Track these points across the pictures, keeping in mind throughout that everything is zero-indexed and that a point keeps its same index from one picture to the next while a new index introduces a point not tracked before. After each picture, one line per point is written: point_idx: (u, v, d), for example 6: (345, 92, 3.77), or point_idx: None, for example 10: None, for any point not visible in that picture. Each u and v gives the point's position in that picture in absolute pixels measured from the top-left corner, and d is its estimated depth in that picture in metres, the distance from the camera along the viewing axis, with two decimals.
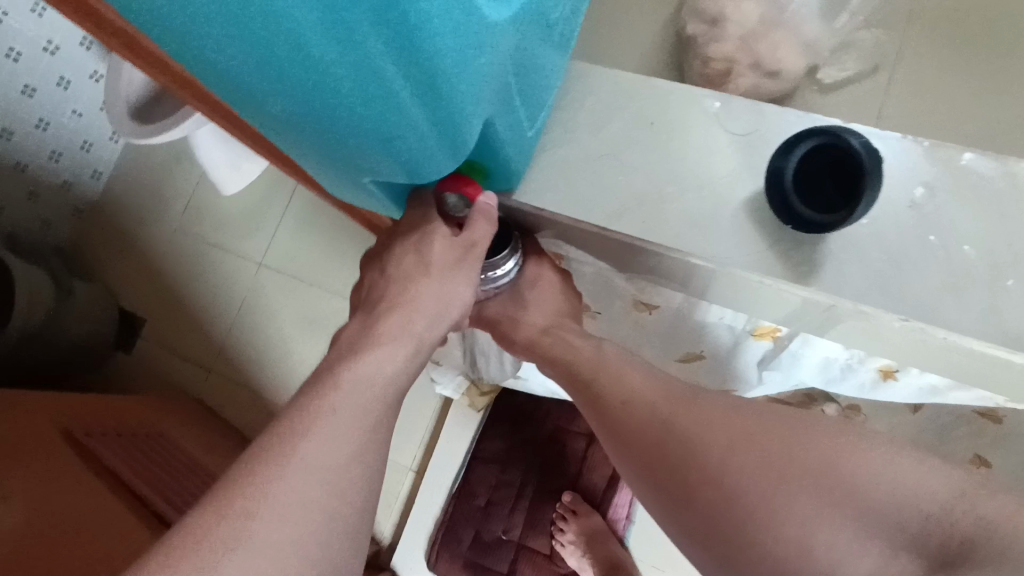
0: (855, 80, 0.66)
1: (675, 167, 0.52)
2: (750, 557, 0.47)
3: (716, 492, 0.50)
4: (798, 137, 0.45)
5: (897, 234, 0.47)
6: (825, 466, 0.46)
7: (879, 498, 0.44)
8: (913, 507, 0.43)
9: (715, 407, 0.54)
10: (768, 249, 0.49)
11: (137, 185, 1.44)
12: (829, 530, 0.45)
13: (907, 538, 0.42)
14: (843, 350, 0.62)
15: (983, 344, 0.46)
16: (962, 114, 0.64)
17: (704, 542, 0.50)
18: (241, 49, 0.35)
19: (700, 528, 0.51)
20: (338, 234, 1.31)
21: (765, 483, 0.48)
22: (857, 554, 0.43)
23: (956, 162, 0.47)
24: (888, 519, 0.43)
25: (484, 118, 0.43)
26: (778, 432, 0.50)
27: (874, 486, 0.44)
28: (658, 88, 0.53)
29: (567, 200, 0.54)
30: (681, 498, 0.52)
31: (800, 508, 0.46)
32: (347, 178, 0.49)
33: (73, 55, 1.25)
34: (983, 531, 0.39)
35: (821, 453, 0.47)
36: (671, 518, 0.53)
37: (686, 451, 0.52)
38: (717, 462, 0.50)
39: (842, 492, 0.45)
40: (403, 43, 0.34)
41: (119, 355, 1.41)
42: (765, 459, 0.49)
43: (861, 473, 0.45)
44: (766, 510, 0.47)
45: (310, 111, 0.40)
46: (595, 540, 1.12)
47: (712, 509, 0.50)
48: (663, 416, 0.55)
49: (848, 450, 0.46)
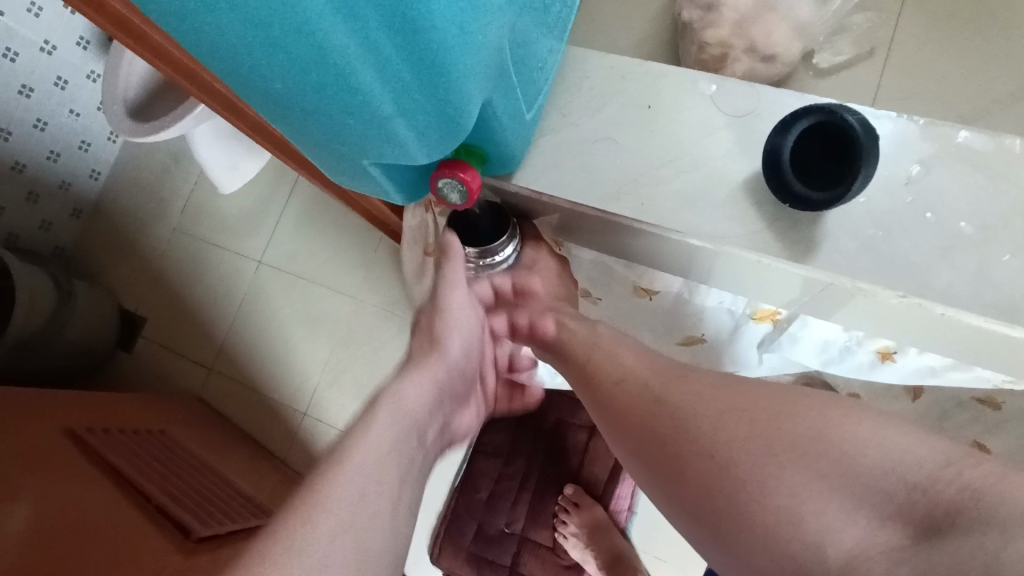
0: (851, 63, 0.67)
1: (673, 148, 0.52)
2: (740, 527, 0.49)
3: (710, 464, 0.51)
4: (795, 115, 0.46)
5: (892, 210, 0.48)
6: (815, 436, 0.47)
7: (867, 464, 0.45)
8: (901, 475, 0.44)
9: (704, 382, 0.55)
10: (767, 228, 0.50)
11: (136, 185, 1.44)
12: (818, 498, 0.46)
13: (893, 507, 0.44)
14: (841, 331, 0.63)
15: (980, 322, 0.47)
16: (957, 97, 0.64)
17: (698, 513, 0.52)
18: (241, 31, 0.34)
19: (694, 499, 0.52)
20: (339, 230, 1.32)
21: (757, 454, 0.49)
22: (845, 522, 0.44)
23: (952, 139, 0.48)
24: (876, 487, 0.44)
25: (482, 98, 0.43)
26: (769, 407, 0.51)
27: (862, 455, 0.46)
28: (651, 71, 0.54)
29: (566, 183, 0.55)
30: (673, 471, 0.53)
31: (788, 476, 0.47)
32: (346, 163, 0.48)
33: (70, 54, 1.26)
34: (971, 499, 0.40)
35: (810, 423, 0.48)
36: (664, 492, 0.55)
37: (681, 427, 0.53)
38: (707, 434, 0.52)
39: (831, 461, 0.46)
40: (405, 21, 0.34)
41: (122, 355, 1.41)
42: (754, 431, 0.50)
43: (850, 441, 0.46)
44: (756, 480, 0.48)
45: (311, 96, 0.39)
46: (598, 531, 1.16)
47: (705, 480, 0.51)
48: (653, 392, 0.56)
49: (834, 418, 0.48)
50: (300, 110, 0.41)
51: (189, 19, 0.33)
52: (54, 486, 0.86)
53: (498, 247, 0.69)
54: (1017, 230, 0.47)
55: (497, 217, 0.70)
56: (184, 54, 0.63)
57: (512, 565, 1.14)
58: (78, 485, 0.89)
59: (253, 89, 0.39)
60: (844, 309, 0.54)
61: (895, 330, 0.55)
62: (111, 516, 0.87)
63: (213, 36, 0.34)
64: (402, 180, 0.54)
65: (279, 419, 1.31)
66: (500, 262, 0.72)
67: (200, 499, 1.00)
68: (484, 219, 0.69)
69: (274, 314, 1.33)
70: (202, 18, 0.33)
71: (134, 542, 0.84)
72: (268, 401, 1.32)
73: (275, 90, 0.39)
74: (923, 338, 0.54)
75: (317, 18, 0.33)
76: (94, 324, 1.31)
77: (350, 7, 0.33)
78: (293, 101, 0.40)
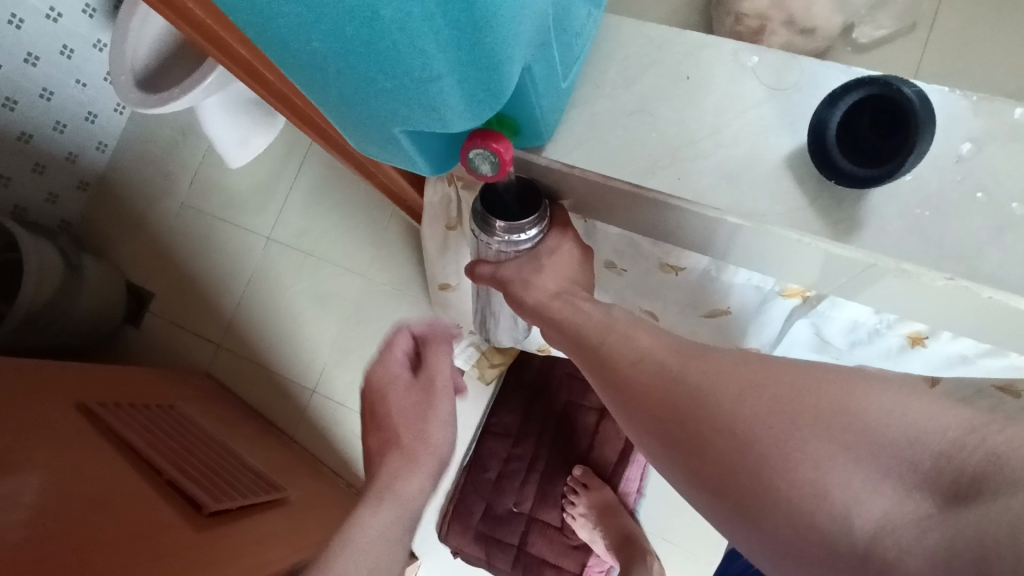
0: (890, 39, 0.65)
1: (714, 120, 0.51)
2: (763, 502, 0.46)
3: (731, 441, 0.48)
4: (846, 89, 0.45)
5: (941, 189, 0.47)
6: (838, 408, 0.46)
7: (890, 435, 0.43)
8: (924, 444, 0.42)
9: (722, 361, 0.53)
10: (808, 207, 0.49)
11: (142, 158, 1.42)
12: (842, 470, 0.44)
13: (918, 477, 0.42)
14: (873, 313, 0.61)
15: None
16: (1000, 73, 0.63)
17: (715, 492, 0.49)
18: None
19: (711, 476, 0.49)
20: (352, 206, 1.31)
21: (778, 428, 0.47)
22: (871, 495, 0.42)
23: (1008, 116, 0.46)
24: (899, 455, 0.43)
25: (522, 64, 0.42)
26: (790, 380, 0.49)
27: (884, 425, 0.44)
28: (693, 42, 0.53)
29: (601, 157, 0.54)
30: (691, 449, 0.50)
31: (814, 449, 0.45)
32: (377, 132, 0.47)
33: (76, 23, 1.23)
34: (994, 465, 0.38)
35: (831, 396, 0.46)
36: (681, 472, 0.52)
37: (698, 404, 0.51)
38: (728, 412, 0.49)
39: (855, 433, 0.44)
40: None
41: (129, 329, 1.40)
42: (776, 404, 0.48)
43: (872, 412, 0.45)
44: (780, 454, 0.46)
45: (348, 62, 0.38)
46: (606, 512, 1.12)
47: (724, 456, 0.48)
48: (672, 371, 0.54)
49: (858, 393, 0.46)
50: (335, 72, 0.39)
51: None
52: (69, 458, 0.86)
53: (526, 226, 0.65)
54: None
55: (525, 198, 0.66)
56: (210, 17, 0.65)
57: (520, 544, 1.15)
58: (92, 458, 0.89)
59: (288, 48, 0.37)
60: (877, 286, 0.54)
61: (930, 309, 0.54)
62: (127, 488, 0.87)
63: None
64: (430, 150, 0.52)
65: (287, 396, 1.31)
66: (524, 243, 0.67)
67: (211, 474, 1.00)
68: (512, 197, 0.66)
69: (285, 290, 1.32)
70: None
71: (150, 515, 0.85)
72: (278, 376, 1.31)
73: (310, 49, 0.37)
74: (957, 318, 0.54)
75: None
76: (103, 298, 1.31)
77: None
78: (329, 61, 0.38)
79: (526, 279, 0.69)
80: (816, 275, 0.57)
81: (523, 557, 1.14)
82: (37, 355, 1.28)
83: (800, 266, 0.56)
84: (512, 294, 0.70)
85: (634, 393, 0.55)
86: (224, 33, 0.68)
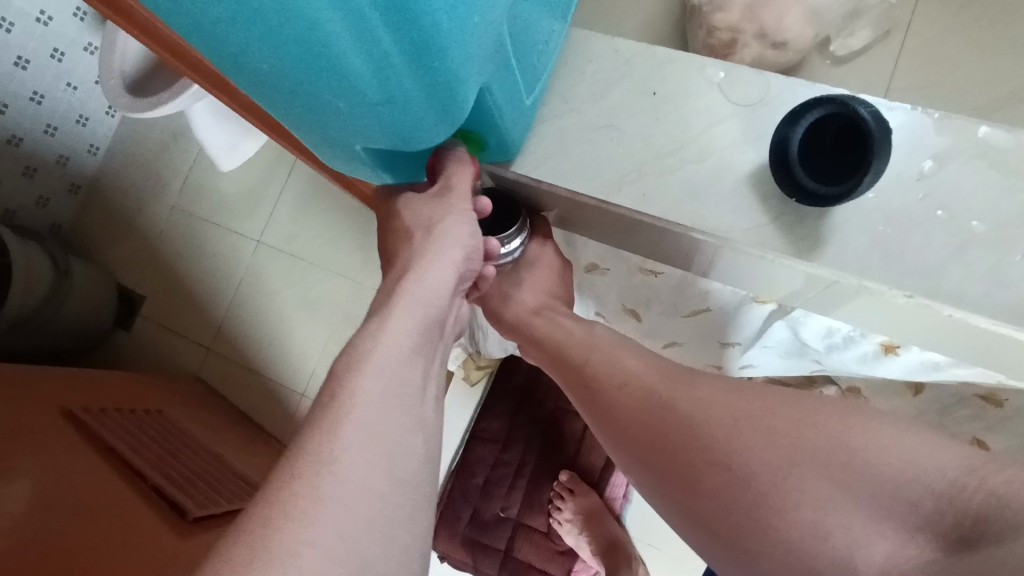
0: (867, 49, 0.65)
1: (678, 136, 0.51)
2: (762, 544, 0.46)
3: (724, 476, 0.49)
4: (806, 106, 0.45)
5: (902, 205, 0.47)
6: (837, 446, 0.45)
7: (891, 473, 0.42)
8: (924, 484, 0.41)
9: (712, 389, 0.53)
10: (770, 223, 0.49)
11: (133, 161, 1.42)
12: (843, 514, 0.43)
13: (921, 520, 0.40)
14: (843, 322, 0.62)
15: (992, 323, 0.46)
16: (974, 83, 0.63)
17: (716, 531, 0.49)
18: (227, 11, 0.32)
19: (711, 516, 0.49)
20: (338, 209, 1.30)
21: (776, 465, 0.47)
22: (873, 537, 0.42)
23: (972, 135, 0.46)
24: (900, 496, 0.42)
25: (479, 83, 0.42)
26: (783, 412, 0.49)
27: (884, 464, 0.43)
28: (662, 57, 0.53)
29: (566, 172, 0.54)
30: (686, 481, 0.51)
31: (814, 489, 0.45)
32: (340, 146, 0.47)
33: (65, 26, 1.23)
34: (995, 506, 0.37)
35: (830, 432, 0.46)
36: (676, 503, 0.52)
37: (688, 434, 0.52)
38: (723, 444, 0.49)
39: (853, 472, 0.44)
40: (398, 7, 0.33)
41: (119, 333, 1.40)
42: (773, 438, 0.48)
43: (870, 449, 0.44)
44: (778, 492, 0.46)
45: (299, 82, 0.38)
46: (593, 519, 1.11)
47: (722, 493, 0.49)
48: (661, 398, 0.55)
49: (856, 426, 0.45)
50: (290, 91, 0.39)
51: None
52: (55, 469, 0.86)
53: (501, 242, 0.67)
54: None
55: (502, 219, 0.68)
56: (169, 29, 0.70)
57: (507, 549, 1.15)
58: (78, 469, 0.88)
59: (242, 70, 0.37)
60: (847, 305, 0.54)
61: (899, 329, 0.55)
62: (110, 495, 0.87)
63: (198, 16, 0.33)
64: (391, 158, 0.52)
65: (275, 399, 1.30)
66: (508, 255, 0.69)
67: (196, 478, 1.00)
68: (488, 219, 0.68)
69: (274, 294, 1.32)
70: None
71: (128, 524, 0.84)
72: (265, 379, 1.31)
73: (263, 71, 0.37)
74: (926, 339, 0.55)
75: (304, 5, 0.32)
76: (93, 301, 1.30)
77: None
78: (278, 81, 0.38)
79: (507, 295, 0.72)
80: (790, 292, 0.57)
81: (509, 562, 1.14)
82: (27, 359, 1.28)
83: (777, 283, 0.56)
84: (493, 312, 0.73)
85: (623, 420, 0.57)
86: (188, 47, 0.73)
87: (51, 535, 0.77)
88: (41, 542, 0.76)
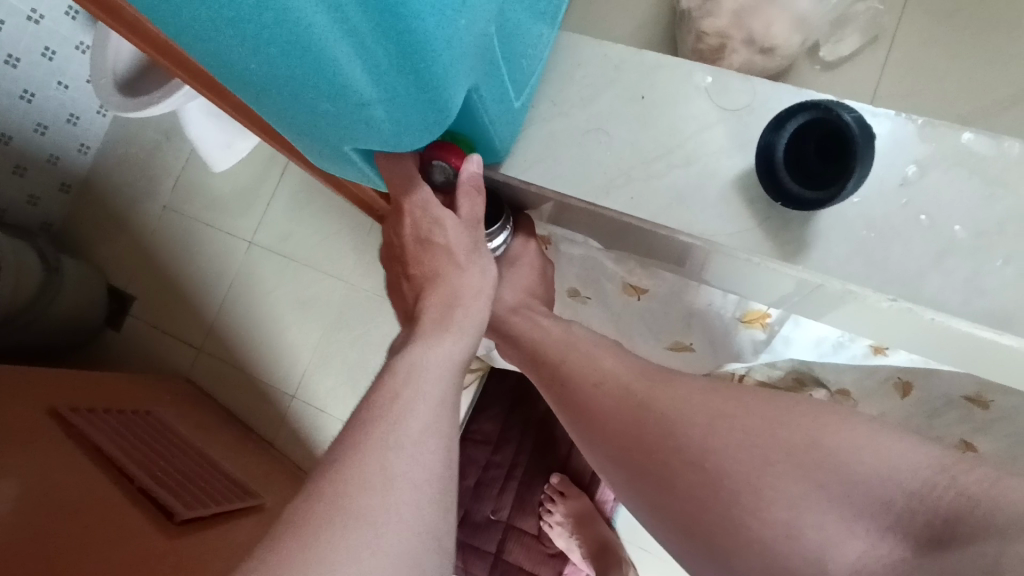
0: (851, 57, 0.67)
1: (665, 141, 0.52)
2: (733, 544, 0.47)
3: (699, 474, 0.49)
4: (791, 112, 0.46)
5: (885, 211, 0.47)
6: (811, 442, 0.45)
7: (863, 472, 0.43)
8: (897, 481, 0.41)
9: (692, 386, 0.53)
10: (756, 228, 0.49)
11: (125, 161, 1.42)
12: (815, 512, 0.44)
13: (893, 517, 0.41)
14: (833, 330, 0.63)
15: (1000, 336, 0.46)
16: (957, 91, 0.64)
17: (687, 530, 0.50)
18: (213, 10, 0.33)
19: (685, 514, 0.50)
20: (330, 210, 1.30)
21: (750, 465, 0.47)
22: (846, 536, 0.42)
23: (956, 140, 0.47)
24: (874, 496, 0.42)
25: (466, 86, 0.42)
26: (759, 409, 0.49)
27: (856, 462, 0.43)
28: (650, 62, 0.53)
29: (554, 175, 0.55)
30: (662, 479, 0.51)
31: (786, 488, 0.45)
32: (327, 147, 0.47)
33: (57, 25, 1.23)
34: (968, 506, 0.38)
35: (804, 431, 0.46)
36: (648, 499, 0.53)
37: (665, 432, 0.52)
38: (698, 443, 0.50)
39: (827, 469, 0.44)
40: (384, 8, 0.33)
41: (108, 331, 1.40)
42: (749, 437, 0.48)
43: (842, 447, 0.44)
44: (751, 490, 0.46)
45: (286, 82, 0.38)
46: (584, 522, 1.12)
47: (695, 490, 0.49)
48: (637, 397, 0.55)
49: (832, 426, 0.45)
50: (276, 91, 0.39)
51: None
52: (41, 470, 0.85)
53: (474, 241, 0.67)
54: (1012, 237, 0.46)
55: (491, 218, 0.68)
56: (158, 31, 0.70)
57: (497, 552, 1.15)
58: (65, 469, 0.88)
59: (228, 69, 0.38)
60: (836, 309, 0.54)
61: (883, 332, 0.56)
62: (93, 494, 0.87)
63: (183, 13, 0.33)
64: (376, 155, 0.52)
65: (266, 399, 1.30)
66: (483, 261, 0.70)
67: (184, 481, 1.00)
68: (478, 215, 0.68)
69: (265, 294, 1.32)
70: None
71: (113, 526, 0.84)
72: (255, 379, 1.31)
73: (250, 71, 0.37)
74: (910, 344, 0.56)
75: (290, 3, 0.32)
76: (83, 300, 1.30)
77: None
78: (266, 83, 0.38)
79: None
80: (778, 296, 0.58)
81: (500, 565, 1.14)
82: (14, 359, 1.28)
83: (764, 286, 0.57)
84: None
85: (603, 419, 0.56)
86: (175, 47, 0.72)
87: (36, 538, 0.76)
88: (26, 543, 0.75)
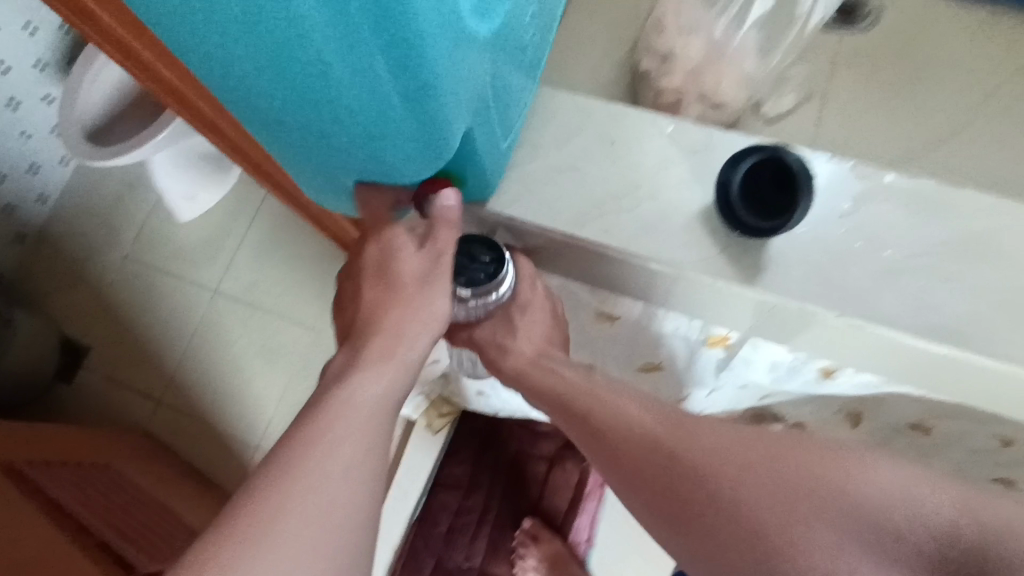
0: (793, 111, 0.75)
1: (633, 178, 0.58)
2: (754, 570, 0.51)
3: (726, 512, 0.52)
4: (744, 152, 0.53)
5: (835, 237, 0.55)
6: (833, 484, 0.49)
7: (880, 509, 0.47)
8: (921, 524, 0.46)
9: (710, 428, 0.56)
10: (718, 255, 0.56)
11: (85, 211, 1.42)
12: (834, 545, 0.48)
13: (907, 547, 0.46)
14: (789, 352, 0.64)
15: (951, 352, 0.52)
16: (885, 137, 0.73)
17: (704, 554, 0.54)
18: (248, 43, 0.39)
19: (704, 543, 0.54)
20: (299, 259, 1.33)
21: (773, 504, 0.51)
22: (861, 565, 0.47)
23: (881, 179, 0.56)
24: (894, 532, 0.47)
25: (463, 129, 0.48)
26: (780, 451, 0.53)
27: (875, 503, 0.48)
28: (616, 111, 0.60)
29: (533, 208, 0.60)
30: (683, 514, 0.55)
31: (812, 527, 0.49)
32: (323, 154, 0.54)
33: (23, 77, 1.25)
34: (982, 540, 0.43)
35: (824, 471, 0.50)
36: (664, 525, 0.56)
37: (692, 475, 0.54)
38: (725, 487, 0.53)
39: (847, 508, 0.48)
40: (403, 65, 0.38)
41: (60, 385, 1.36)
42: (772, 478, 0.51)
43: (863, 489, 0.48)
44: (777, 527, 0.50)
45: (300, 98, 0.44)
46: (558, 563, 1.13)
47: (720, 525, 0.53)
48: (654, 436, 0.57)
49: (852, 469, 0.49)
50: (288, 103, 0.46)
51: (202, 26, 0.38)
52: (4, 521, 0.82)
53: (454, 282, 0.63)
54: (936, 258, 0.55)
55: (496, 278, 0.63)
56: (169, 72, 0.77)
57: None
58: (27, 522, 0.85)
59: (245, 81, 0.44)
60: (799, 333, 0.58)
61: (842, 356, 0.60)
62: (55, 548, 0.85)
63: (221, 38, 0.39)
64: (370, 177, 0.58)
65: (228, 449, 1.29)
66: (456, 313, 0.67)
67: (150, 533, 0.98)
68: (484, 272, 0.63)
69: (230, 342, 1.32)
70: (213, 27, 0.38)
71: None
72: (218, 429, 1.30)
73: (265, 87, 0.44)
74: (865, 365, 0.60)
75: (318, 46, 0.38)
76: (36, 351, 1.27)
77: (356, 49, 0.37)
78: (282, 87, 0.43)
79: None
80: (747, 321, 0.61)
81: None
82: None
83: (730, 312, 0.60)
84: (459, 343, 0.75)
85: (616, 442, 0.59)
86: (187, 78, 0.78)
87: None
88: None
